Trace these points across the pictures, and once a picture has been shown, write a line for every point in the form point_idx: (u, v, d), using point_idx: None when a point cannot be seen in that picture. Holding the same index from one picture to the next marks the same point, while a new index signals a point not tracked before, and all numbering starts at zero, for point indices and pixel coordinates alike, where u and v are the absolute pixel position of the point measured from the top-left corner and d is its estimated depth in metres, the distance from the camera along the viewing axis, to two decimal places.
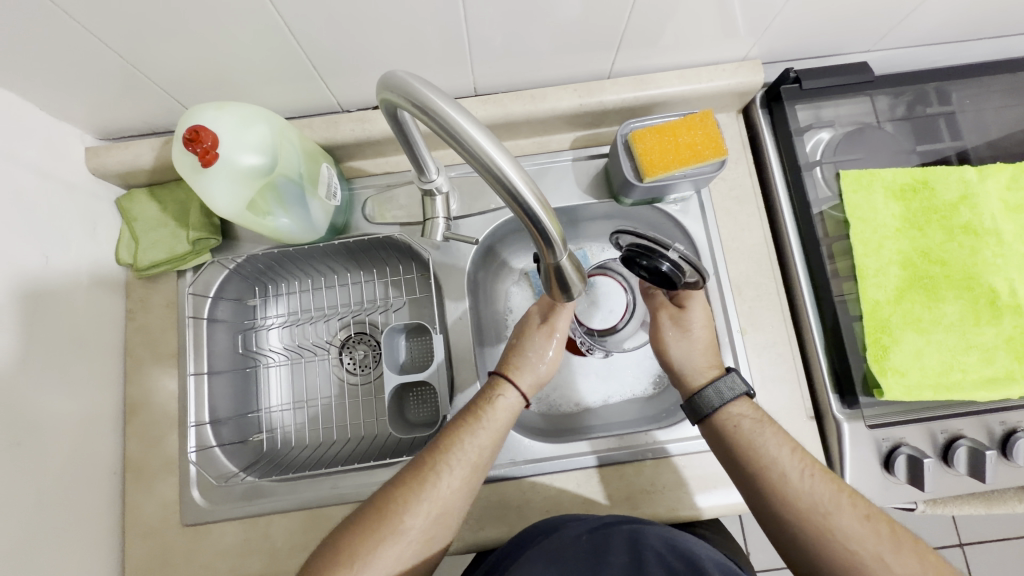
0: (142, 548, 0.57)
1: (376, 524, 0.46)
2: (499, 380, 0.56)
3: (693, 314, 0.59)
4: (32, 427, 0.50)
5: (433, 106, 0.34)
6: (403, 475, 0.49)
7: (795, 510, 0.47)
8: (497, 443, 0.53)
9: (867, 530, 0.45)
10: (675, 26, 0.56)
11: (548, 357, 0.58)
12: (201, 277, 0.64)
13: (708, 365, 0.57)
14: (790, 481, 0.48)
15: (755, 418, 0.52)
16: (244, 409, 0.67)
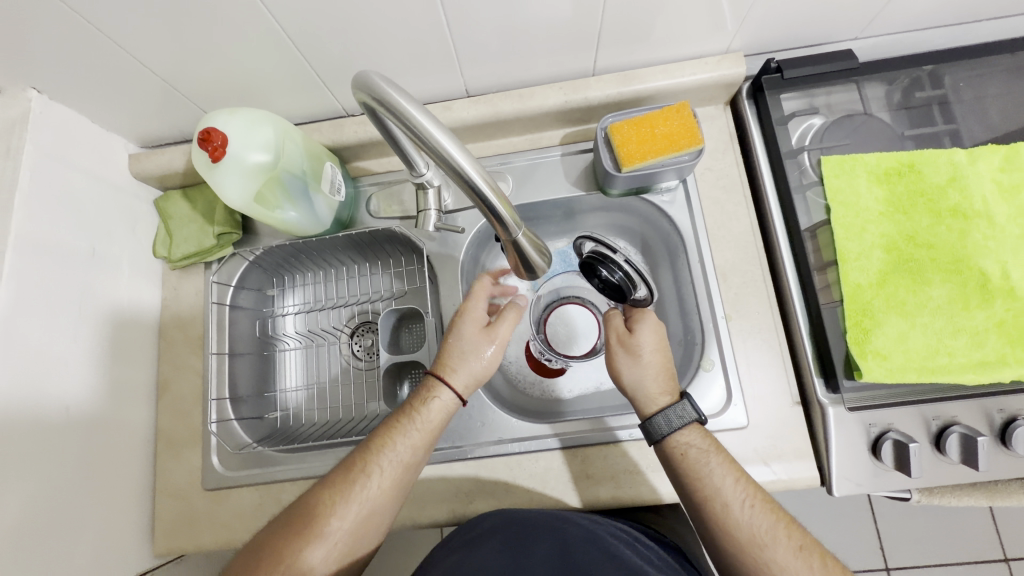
0: (169, 509, 0.64)
1: (303, 527, 0.51)
2: (435, 382, 0.58)
3: (642, 338, 0.59)
4: (80, 394, 0.58)
5: (399, 106, 0.38)
6: (332, 477, 0.54)
7: (730, 537, 0.50)
8: (426, 446, 0.56)
9: (800, 562, 0.48)
10: (652, 22, 0.59)
11: (485, 356, 0.60)
12: (225, 268, 0.71)
13: (661, 392, 0.56)
14: (731, 512, 0.50)
15: (703, 447, 0.53)
16: (261, 388, 0.73)
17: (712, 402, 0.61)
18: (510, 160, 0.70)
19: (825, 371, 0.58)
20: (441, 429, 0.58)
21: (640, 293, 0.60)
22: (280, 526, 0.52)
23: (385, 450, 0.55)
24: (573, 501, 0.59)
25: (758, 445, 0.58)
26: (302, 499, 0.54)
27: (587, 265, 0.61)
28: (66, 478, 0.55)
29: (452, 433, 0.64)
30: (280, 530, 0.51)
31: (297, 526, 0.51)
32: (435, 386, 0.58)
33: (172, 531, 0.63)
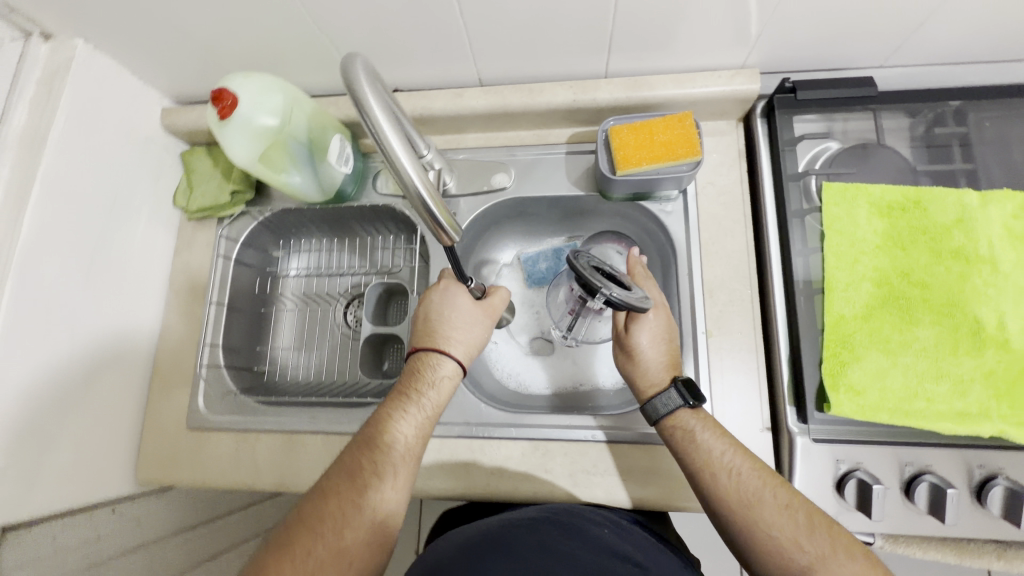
0: (154, 442, 0.68)
1: (309, 543, 0.47)
2: (430, 360, 0.59)
3: (637, 333, 0.59)
4: (87, 323, 0.62)
5: (362, 94, 0.40)
6: (329, 486, 0.51)
7: (719, 500, 0.49)
8: (426, 426, 0.56)
9: (784, 519, 0.47)
10: (666, 29, 0.59)
11: (477, 330, 0.62)
12: (235, 225, 0.75)
13: (653, 384, 0.57)
14: (717, 476, 0.50)
15: (696, 425, 0.52)
16: (255, 343, 0.78)
17: None
18: (515, 153, 0.72)
19: (797, 401, 0.56)
20: (441, 406, 0.58)
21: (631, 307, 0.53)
22: (280, 548, 0.47)
23: (386, 440, 0.54)
24: (528, 491, 0.61)
25: None
26: (296, 516, 0.50)
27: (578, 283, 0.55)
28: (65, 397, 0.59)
29: None
30: (280, 553, 0.47)
31: (301, 545, 0.47)
32: (431, 361, 0.59)
33: (156, 463, 0.68)
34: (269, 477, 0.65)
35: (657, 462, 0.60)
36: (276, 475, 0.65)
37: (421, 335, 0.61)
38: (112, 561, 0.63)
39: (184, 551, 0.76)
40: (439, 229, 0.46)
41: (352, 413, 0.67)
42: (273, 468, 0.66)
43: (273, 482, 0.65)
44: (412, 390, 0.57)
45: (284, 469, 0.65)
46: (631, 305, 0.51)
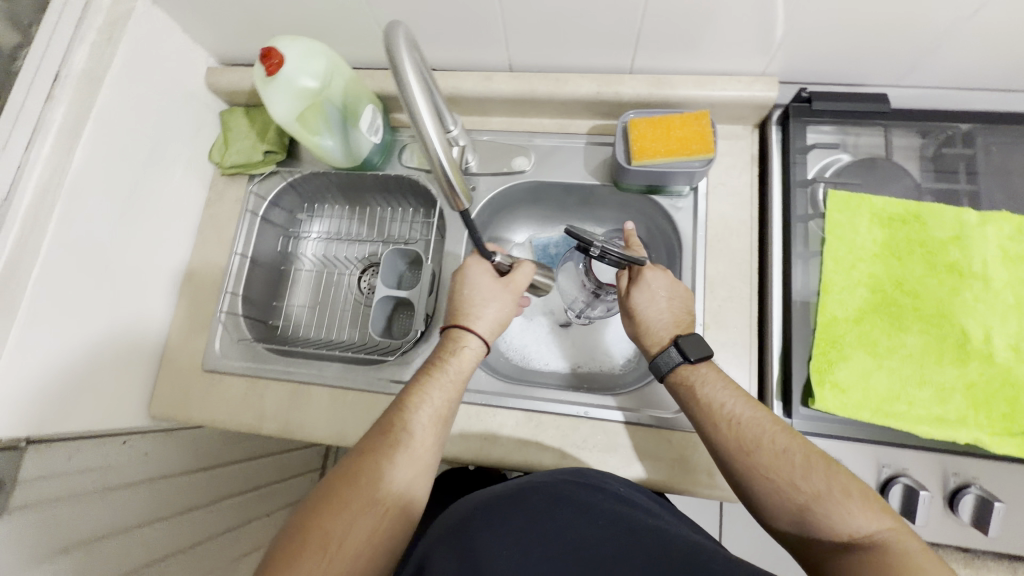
0: (170, 380, 0.72)
1: (348, 498, 0.49)
2: (456, 333, 0.60)
3: (638, 300, 0.61)
4: (121, 261, 0.66)
5: (400, 62, 0.40)
6: (364, 445, 0.53)
7: (719, 447, 0.52)
8: (454, 392, 0.57)
9: (782, 462, 0.49)
10: (692, 31, 0.62)
11: (498, 303, 0.61)
12: (265, 184, 0.79)
13: (652, 344, 0.60)
14: (720, 424, 0.52)
15: (702, 377, 0.56)
16: (271, 298, 0.82)
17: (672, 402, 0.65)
18: (536, 140, 0.75)
19: (784, 395, 0.59)
20: (467, 376, 0.59)
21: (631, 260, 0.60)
22: (321, 503, 0.49)
23: (417, 404, 0.55)
24: (518, 458, 0.64)
25: None
26: (334, 473, 0.51)
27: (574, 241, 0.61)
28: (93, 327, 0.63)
29: None
30: (321, 508, 0.48)
31: (340, 498, 0.49)
32: (456, 334, 0.60)
33: (169, 400, 0.71)
34: (274, 422, 0.69)
35: (644, 442, 0.63)
36: (281, 420, 0.69)
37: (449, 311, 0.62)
38: (119, 487, 0.67)
39: (186, 489, 0.80)
40: (457, 199, 0.48)
41: (358, 370, 0.70)
42: (278, 414, 0.69)
43: (278, 427, 0.69)
44: (440, 360, 0.59)
45: (288, 417, 0.69)
46: (629, 258, 0.59)
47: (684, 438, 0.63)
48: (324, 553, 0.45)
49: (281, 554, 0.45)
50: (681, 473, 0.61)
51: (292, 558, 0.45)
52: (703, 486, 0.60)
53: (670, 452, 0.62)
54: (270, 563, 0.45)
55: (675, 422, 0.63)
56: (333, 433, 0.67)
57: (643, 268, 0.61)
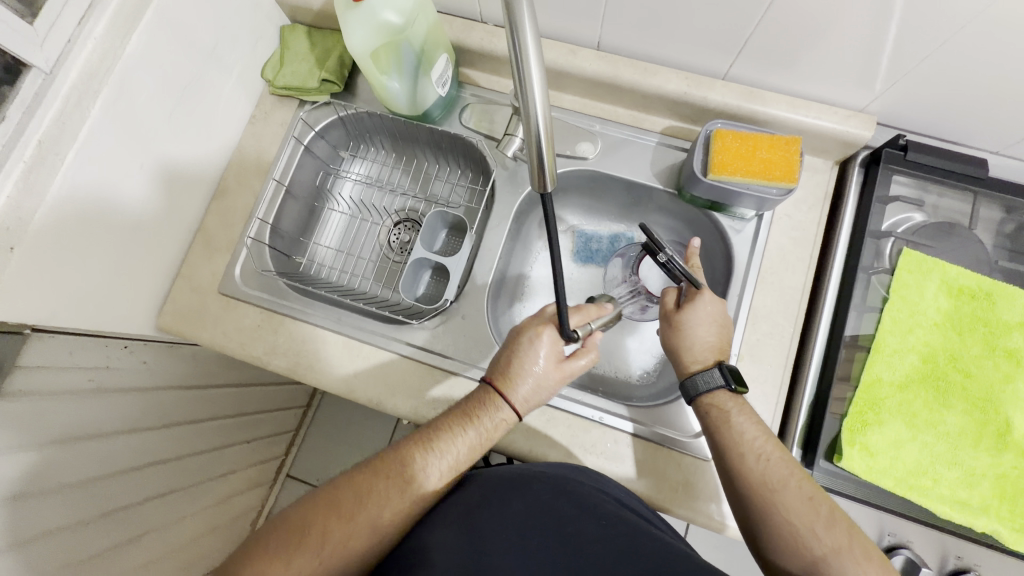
0: (184, 296, 0.70)
1: (352, 515, 0.48)
2: (500, 395, 0.55)
3: (689, 315, 0.58)
4: (156, 166, 0.62)
5: (520, 24, 0.35)
6: (382, 467, 0.52)
7: (743, 479, 0.51)
8: (477, 451, 0.54)
9: (806, 509, 0.48)
10: (805, 49, 0.58)
11: (545, 383, 0.57)
12: (315, 113, 0.75)
13: (694, 360, 0.57)
14: (745, 460, 0.51)
15: (728, 408, 0.54)
16: (300, 234, 0.79)
17: (686, 425, 0.63)
18: (607, 128, 0.71)
19: (806, 444, 0.58)
20: (494, 441, 0.55)
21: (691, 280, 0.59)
22: (327, 507, 0.48)
23: (441, 452, 0.53)
24: (523, 448, 0.62)
25: (712, 478, 0.60)
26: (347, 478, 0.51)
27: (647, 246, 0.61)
28: (122, 228, 0.59)
29: (447, 343, 0.67)
30: (326, 512, 0.48)
31: (347, 511, 0.48)
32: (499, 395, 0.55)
33: (180, 314, 0.69)
34: (283, 360, 0.67)
35: (652, 460, 0.61)
36: (291, 359, 0.67)
37: (498, 368, 0.57)
38: (115, 392, 0.65)
39: (177, 404, 0.78)
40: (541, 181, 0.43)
41: (377, 326, 0.68)
42: (289, 353, 0.67)
43: (287, 365, 0.67)
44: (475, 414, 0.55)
45: (298, 359, 0.67)
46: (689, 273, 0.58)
47: (694, 464, 0.61)
48: (314, 560, 0.46)
49: (275, 544, 0.46)
50: (683, 496, 0.59)
51: (284, 552, 0.45)
52: (701, 515, 0.59)
53: (676, 474, 0.60)
54: (262, 547, 0.46)
55: (680, 444, 0.61)
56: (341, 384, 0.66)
57: (700, 288, 0.58)
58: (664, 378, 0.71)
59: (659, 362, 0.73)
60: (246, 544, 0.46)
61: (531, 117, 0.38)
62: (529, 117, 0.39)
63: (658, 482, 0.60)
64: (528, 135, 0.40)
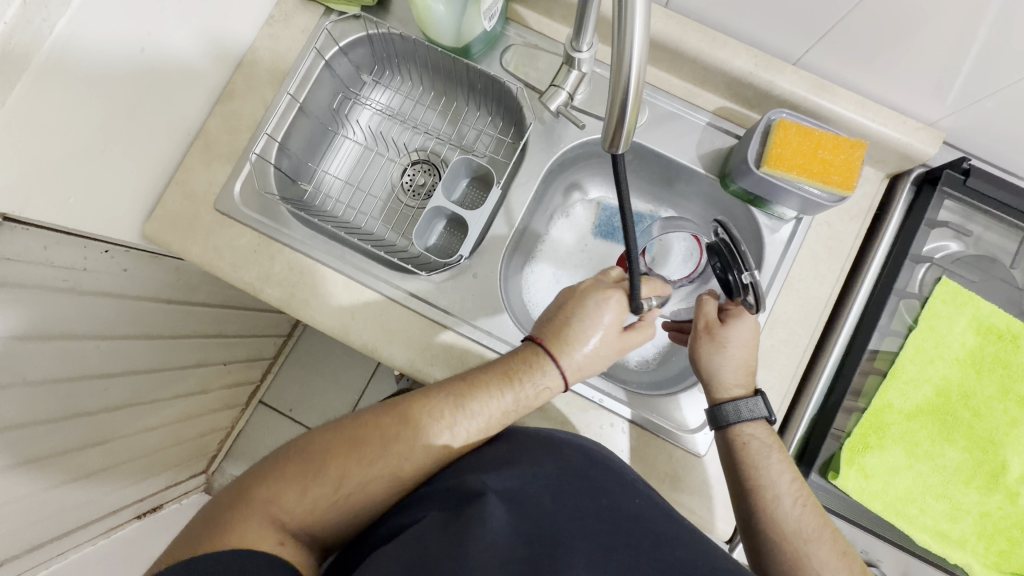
0: (174, 204, 0.64)
1: (378, 458, 0.49)
2: (550, 359, 0.55)
3: (734, 332, 0.55)
4: (158, 52, 0.55)
5: None
6: (413, 415, 0.51)
7: (774, 524, 0.51)
8: (513, 413, 0.54)
9: (840, 564, 0.49)
10: (891, 49, 0.53)
11: (599, 352, 0.56)
12: (342, 24, 0.68)
13: (737, 384, 0.55)
14: (780, 503, 0.51)
15: (766, 442, 0.54)
16: (309, 158, 0.73)
17: (681, 419, 0.61)
18: (658, 98, 0.66)
19: (801, 456, 0.58)
20: (531, 407, 0.55)
21: (749, 301, 0.53)
22: (351, 445, 0.49)
23: (477, 408, 0.53)
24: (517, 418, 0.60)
25: (701, 475, 0.59)
26: (374, 419, 0.51)
27: (716, 252, 0.57)
28: (117, 121, 0.53)
29: (453, 299, 0.63)
30: (349, 449, 0.48)
31: (371, 452, 0.49)
32: (548, 362, 0.54)
33: (168, 224, 0.63)
34: (277, 290, 0.63)
35: (644, 449, 0.60)
36: (286, 291, 0.63)
37: (554, 329, 0.56)
38: (88, 294, 0.57)
39: (157, 317, 0.72)
40: (614, 134, 0.40)
41: (381, 270, 0.64)
42: (284, 283, 0.63)
43: (280, 296, 0.63)
44: (516, 374, 0.54)
45: (292, 290, 0.63)
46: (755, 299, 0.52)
47: (685, 458, 0.60)
48: (333, 495, 0.46)
49: (294, 470, 0.46)
50: (669, 488, 0.59)
51: (304, 481, 0.46)
52: (683, 509, 0.58)
53: (665, 465, 0.59)
54: (282, 471, 0.46)
55: (679, 442, 0.60)
56: (336, 324, 0.62)
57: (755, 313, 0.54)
58: (666, 369, 0.70)
59: (659, 353, 0.71)
60: (267, 466, 0.47)
61: (621, 70, 0.36)
62: (620, 70, 0.36)
63: (647, 471, 0.59)
64: (614, 88, 0.37)
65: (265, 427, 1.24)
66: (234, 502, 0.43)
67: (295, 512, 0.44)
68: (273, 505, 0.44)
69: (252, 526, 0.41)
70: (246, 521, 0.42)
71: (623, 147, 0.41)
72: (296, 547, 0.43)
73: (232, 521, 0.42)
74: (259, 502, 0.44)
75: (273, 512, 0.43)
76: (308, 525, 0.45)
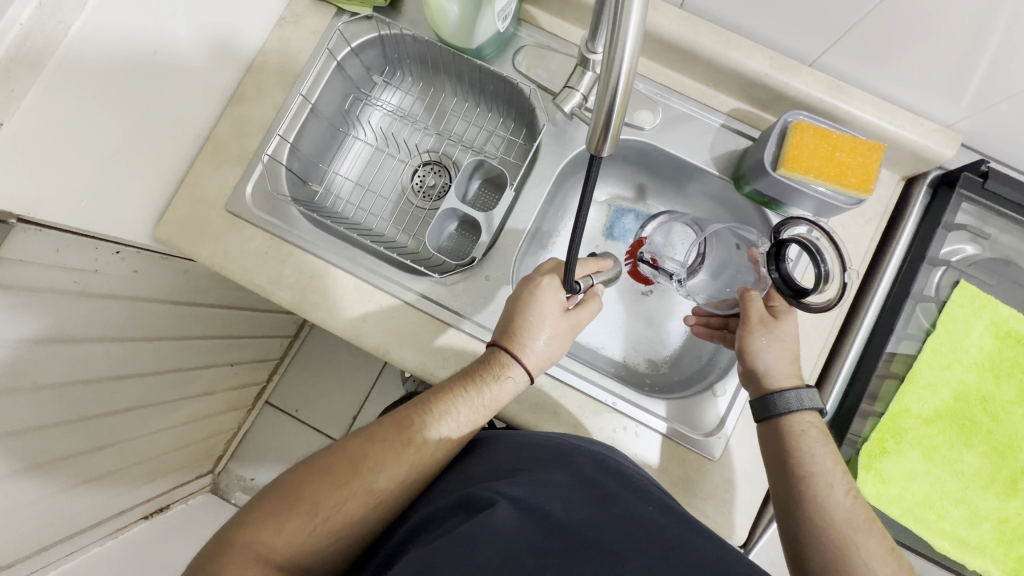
0: (185, 206, 0.64)
1: (350, 476, 0.48)
2: (508, 359, 0.55)
3: (790, 322, 0.56)
4: (170, 54, 0.55)
5: None
6: (380, 431, 0.52)
7: (824, 513, 0.48)
8: (484, 416, 0.54)
9: (890, 558, 0.46)
10: (909, 51, 0.52)
11: (553, 337, 0.56)
12: (353, 25, 0.67)
13: (791, 375, 0.55)
14: (831, 491, 0.49)
15: (821, 432, 0.52)
16: (319, 159, 0.73)
17: (695, 423, 0.61)
18: (672, 99, 0.65)
19: None
20: (502, 405, 0.55)
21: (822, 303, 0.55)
22: (321, 472, 0.48)
23: (441, 413, 0.53)
24: (531, 421, 0.60)
25: (715, 480, 0.59)
26: (343, 444, 0.51)
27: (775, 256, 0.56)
28: (130, 123, 0.53)
29: (465, 302, 0.63)
30: (321, 476, 0.48)
31: (342, 472, 0.48)
32: (507, 363, 0.54)
33: (179, 226, 0.63)
34: (288, 293, 0.63)
35: (657, 454, 0.59)
36: (297, 294, 0.63)
37: (504, 330, 0.56)
38: (99, 297, 0.57)
39: (166, 319, 0.72)
40: (599, 140, 0.40)
41: (394, 272, 0.63)
42: (295, 286, 0.63)
43: (291, 299, 0.63)
44: (477, 377, 0.54)
45: (303, 293, 0.63)
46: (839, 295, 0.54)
47: (699, 462, 0.59)
48: (311, 522, 0.46)
49: (270, 506, 0.46)
50: (682, 493, 0.58)
51: (279, 515, 0.45)
52: (698, 514, 0.58)
53: (679, 470, 0.59)
54: (258, 510, 0.45)
55: (693, 446, 0.59)
56: (348, 326, 0.62)
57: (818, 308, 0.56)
58: (677, 372, 0.69)
59: (671, 357, 0.71)
60: (244, 512, 0.46)
61: (611, 72, 0.36)
62: (609, 75, 0.36)
63: (661, 475, 0.59)
64: (602, 93, 0.37)
65: (271, 428, 1.24)
66: (212, 551, 0.42)
67: (275, 546, 0.43)
68: (253, 545, 0.43)
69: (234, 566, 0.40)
70: (228, 565, 0.41)
71: (608, 150, 0.42)
72: None
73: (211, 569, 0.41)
74: (239, 544, 0.43)
75: (255, 550, 0.42)
76: (294, 558, 0.44)
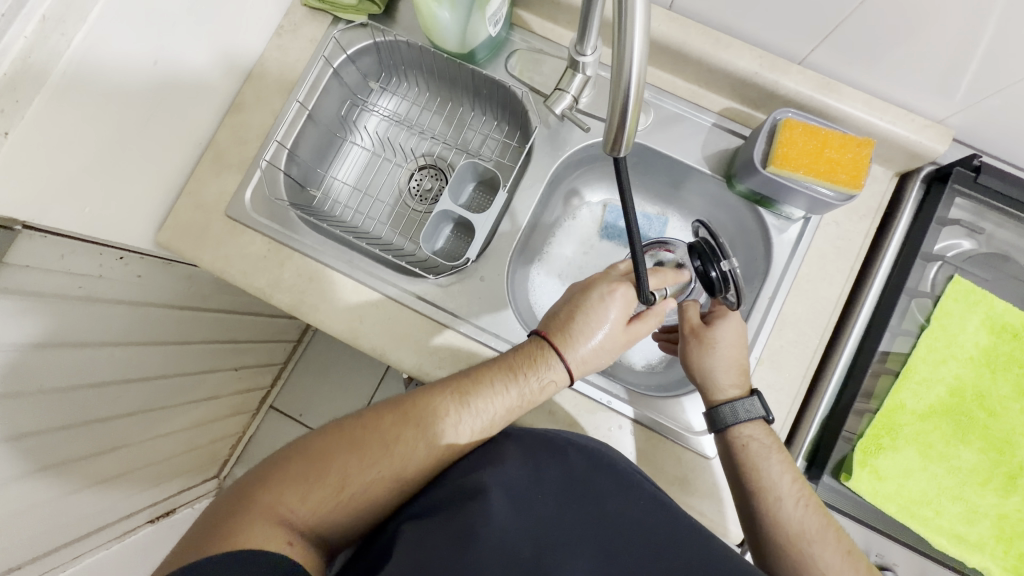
0: (186, 212, 0.65)
1: (380, 455, 0.49)
2: (552, 356, 0.55)
3: (722, 331, 0.56)
4: (171, 64, 0.56)
5: None
6: (417, 414, 0.52)
7: (778, 527, 0.51)
8: (517, 411, 0.55)
9: (845, 565, 0.49)
10: (896, 47, 0.53)
11: (605, 345, 0.57)
12: (349, 33, 0.69)
13: (733, 385, 0.55)
14: (782, 506, 0.51)
15: (765, 443, 0.53)
16: (317, 164, 0.74)
17: (688, 422, 0.61)
18: (664, 100, 0.66)
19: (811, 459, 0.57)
20: (536, 403, 0.56)
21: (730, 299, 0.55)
22: (352, 447, 0.49)
23: (482, 404, 0.53)
24: (526, 421, 0.61)
25: (711, 478, 0.59)
26: (375, 419, 0.51)
27: (697, 252, 0.58)
28: (132, 131, 0.54)
29: (460, 303, 0.64)
30: (351, 449, 0.49)
31: (373, 451, 0.49)
32: (551, 360, 0.55)
33: (181, 231, 0.64)
34: (287, 295, 0.64)
35: (652, 453, 0.59)
36: (295, 296, 0.64)
37: (557, 326, 0.57)
38: (102, 302, 0.58)
39: (170, 323, 0.73)
40: (616, 138, 0.40)
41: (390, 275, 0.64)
42: (294, 289, 0.64)
43: (289, 302, 0.64)
44: (520, 372, 0.54)
45: (301, 295, 0.64)
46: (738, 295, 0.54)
47: (694, 460, 0.59)
48: (336, 495, 0.46)
49: (301, 468, 0.47)
50: (678, 491, 0.58)
51: (307, 482, 0.46)
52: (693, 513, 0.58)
53: (674, 468, 0.59)
54: (285, 473, 0.46)
55: (687, 445, 0.60)
56: (344, 328, 0.63)
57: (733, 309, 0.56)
58: (672, 371, 0.69)
59: (665, 357, 0.71)
60: (266, 471, 0.47)
61: (621, 76, 0.36)
62: (620, 70, 0.36)
63: (655, 473, 0.59)
64: (614, 92, 0.38)
65: (275, 432, 1.25)
66: (236, 506, 0.43)
67: (299, 513, 0.44)
68: (277, 507, 0.44)
69: (259, 526, 0.41)
70: (251, 522, 0.42)
71: (625, 150, 0.42)
72: (302, 547, 0.43)
73: (234, 523, 0.42)
74: (263, 503, 0.44)
75: (277, 513, 0.43)
76: (314, 526, 0.45)
